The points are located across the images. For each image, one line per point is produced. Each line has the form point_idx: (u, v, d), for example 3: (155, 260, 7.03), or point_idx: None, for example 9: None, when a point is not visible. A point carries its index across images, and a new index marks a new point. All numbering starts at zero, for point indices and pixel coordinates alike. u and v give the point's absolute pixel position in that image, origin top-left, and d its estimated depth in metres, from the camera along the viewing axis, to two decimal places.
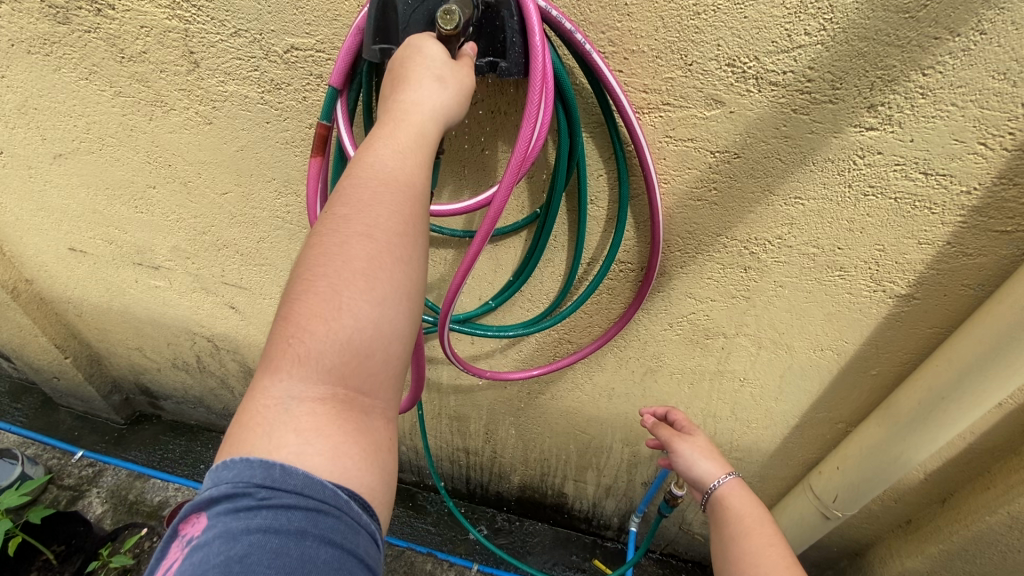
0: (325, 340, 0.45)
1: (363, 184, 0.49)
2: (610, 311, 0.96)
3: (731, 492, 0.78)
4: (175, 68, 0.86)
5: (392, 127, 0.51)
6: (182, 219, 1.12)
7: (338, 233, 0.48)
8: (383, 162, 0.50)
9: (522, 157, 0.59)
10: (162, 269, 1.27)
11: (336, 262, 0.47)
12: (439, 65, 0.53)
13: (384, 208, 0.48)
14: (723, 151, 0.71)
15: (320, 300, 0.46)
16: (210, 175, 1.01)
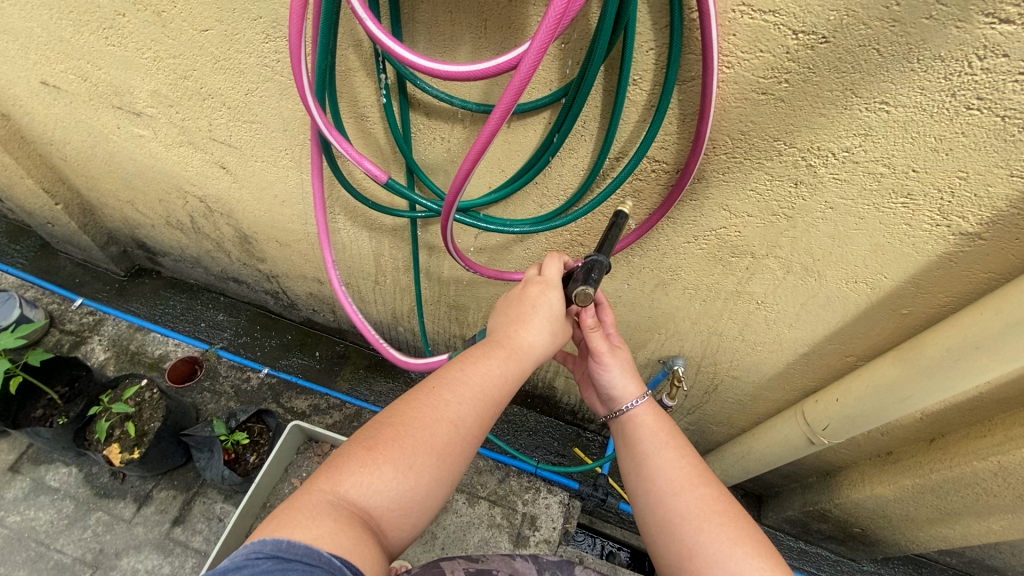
0: (402, 478, 0.60)
1: (471, 383, 0.67)
2: (631, 216, 0.88)
3: (639, 414, 0.79)
4: None
5: (507, 351, 0.70)
6: (159, 58, 0.98)
7: (443, 405, 0.65)
8: (486, 373, 0.68)
9: (564, 8, 0.46)
10: (145, 117, 1.15)
11: (428, 434, 0.62)
12: (555, 319, 0.74)
13: (472, 409, 0.67)
14: (809, 32, 0.57)
15: (415, 450, 0.62)
16: (186, 5, 0.85)
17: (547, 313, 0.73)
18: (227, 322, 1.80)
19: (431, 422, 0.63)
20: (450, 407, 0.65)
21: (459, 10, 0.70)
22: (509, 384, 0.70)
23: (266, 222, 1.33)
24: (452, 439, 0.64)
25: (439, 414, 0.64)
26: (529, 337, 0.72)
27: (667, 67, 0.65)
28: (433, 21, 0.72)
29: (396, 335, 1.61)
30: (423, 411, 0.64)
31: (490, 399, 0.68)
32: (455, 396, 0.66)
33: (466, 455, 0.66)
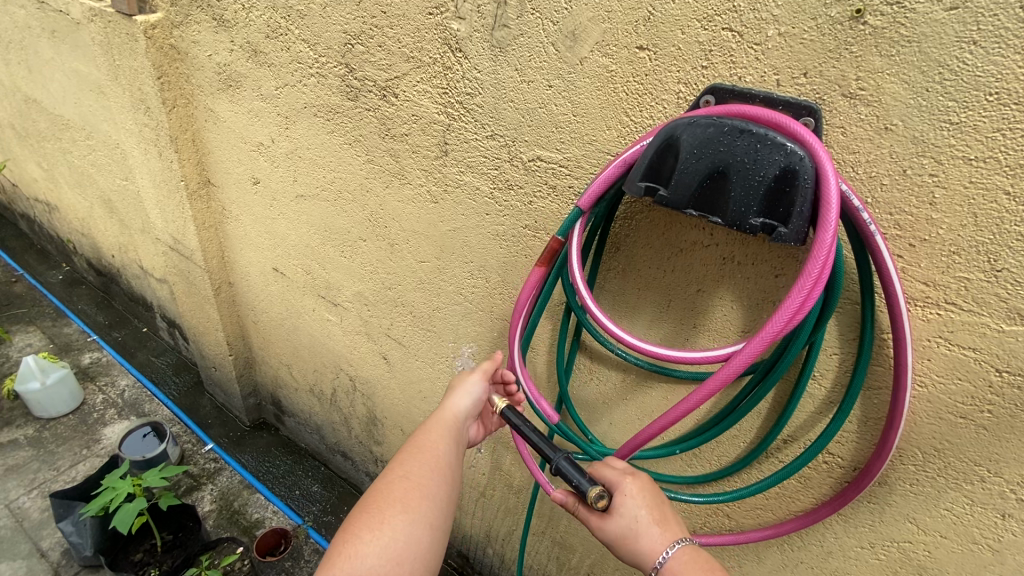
0: (378, 540, 0.63)
1: (409, 451, 0.75)
2: (793, 502, 0.83)
3: (676, 564, 0.63)
4: (426, 152, 0.96)
5: (431, 422, 0.80)
6: (375, 271, 1.21)
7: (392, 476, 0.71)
8: (422, 439, 0.77)
9: (778, 331, 0.55)
10: (339, 307, 1.38)
11: (384, 495, 0.68)
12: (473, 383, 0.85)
13: (418, 463, 0.73)
14: (1016, 374, 0.58)
15: (378, 516, 0.65)
16: (416, 244, 1.08)
17: (464, 384, 0.85)
18: (320, 494, 1.81)
19: (386, 488, 0.69)
20: (397, 473, 0.71)
21: (647, 289, 0.82)
22: (445, 437, 0.78)
23: (400, 412, 1.42)
24: (414, 490, 0.69)
25: (394, 481, 0.70)
26: (447, 405, 0.82)
27: (851, 373, 0.68)
28: (621, 292, 0.85)
29: (484, 555, 1.49)
30: (378, 485, 0.70)
31: (434, 447, 0.76)
32: (402, 465, 0.73)
33: (434, 499, 0.70)
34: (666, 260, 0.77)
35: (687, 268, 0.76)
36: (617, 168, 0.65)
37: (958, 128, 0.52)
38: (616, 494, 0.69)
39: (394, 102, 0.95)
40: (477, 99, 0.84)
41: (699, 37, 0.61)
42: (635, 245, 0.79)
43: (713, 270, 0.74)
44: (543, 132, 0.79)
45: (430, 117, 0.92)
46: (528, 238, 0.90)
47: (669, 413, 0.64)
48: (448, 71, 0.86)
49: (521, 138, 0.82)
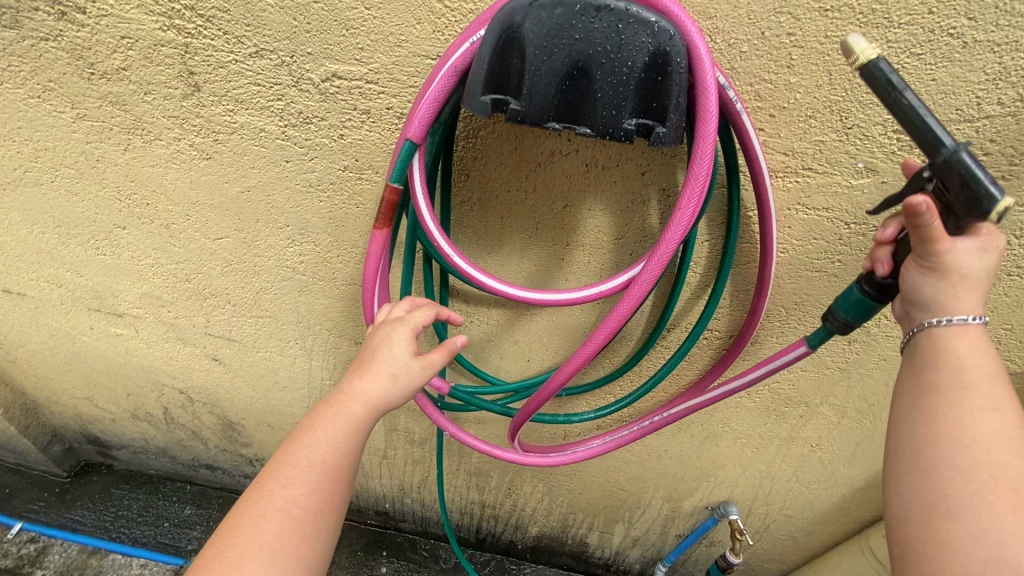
0: None
1: (294, 465, 0.50)
2: (682, 378, 0.87)
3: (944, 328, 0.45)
4: (166, 91, 0.66)
5: (332, 412, 0.52)
6: (158, 263, 0.91)
7: (262, 506, 0.48)
8: (317, 449, 0.51)
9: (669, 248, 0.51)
10: (127, 317, 1.05)
11: (250, 541, 0.47)
12: (398, 361, 0.55)
13: (304, 489, 0.49)
14: (861, 223, 0.62)
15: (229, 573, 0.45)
16: (202, 218, 0.81)
17: (389, 361, 0.55)
18: (196, 516, 1.55)
19: (253, 525, 0.47)
20: (275, 498, 0.49)
21: (509, 214, 0.71)
22: (351, 447, 0.52)
23: (261, 409, 1.21)
24: (289, 538, 0.47)
25: (261, 516, 0.48)
26: (357, 386, 0.53)
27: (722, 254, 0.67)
28: (481, 224, 0.73)
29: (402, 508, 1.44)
30: (245, 519, 0.48)
31: (326, 464, 0.51)
32: (281, 486, 0.49)
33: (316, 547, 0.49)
34: (524, 177, 0.66)
35: (549, 181, 0.66)
36: (447, 81, 0.49)
37: None
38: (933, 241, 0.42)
39: (81, 20, 0.62)
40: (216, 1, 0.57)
41: None
42: (486, 167, 0.66)
43: (576, 178, 0.65)
44: (330, 38, 0.58)
45: (150, 36, 0.62)
46: (352, 182, 0.71)
47: (576, 358, 0.62)
48: None
49: (302, 50, 0.59)
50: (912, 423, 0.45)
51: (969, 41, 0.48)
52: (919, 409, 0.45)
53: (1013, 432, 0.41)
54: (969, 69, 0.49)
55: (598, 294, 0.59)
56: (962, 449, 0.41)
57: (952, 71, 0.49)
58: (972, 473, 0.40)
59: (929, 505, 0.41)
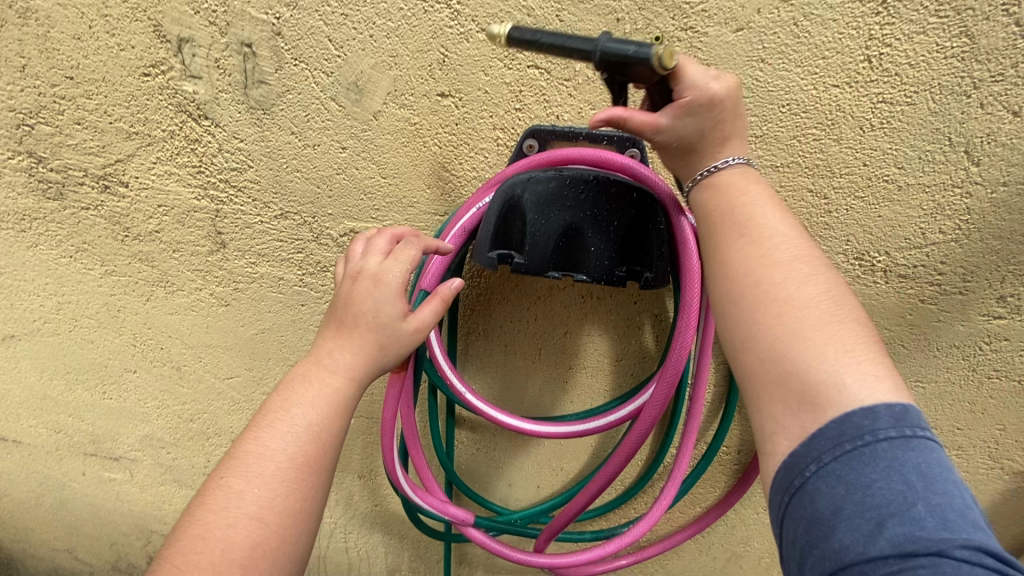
0: None
1: (264, 456, 0.45)
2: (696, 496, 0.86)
3: (725, 178, 0.46)
4: (194, 249, 0.72)
5: (309, 392, 0.48)
6: (163, 405, 0.91)
7: (226, 512, 0.42)
8: (288, 436, 0.46)
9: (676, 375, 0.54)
10: (123, 461, 1.02)
11: (215, 550, 0.40)
12: (379, 325, 0.50)
13: (277, 485, 0.43)
14: None
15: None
16: (214, 359, 0.83)
17: (369, 326, 0.50)
18: None
19: (215, 531, 0.41)
20: (240, 494, 0.43)
21: (513, 343, 0.74)
22: (332, 425, 0.47)
23: None
24: (257, 536, 0.41)
25: (230, 491, 0.43)
26: (336, 358, 0.49)
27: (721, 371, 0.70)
28: (486, 353, 0.76)
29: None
30: (208, 525, 0.42)
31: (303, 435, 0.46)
32: (257, 457, 0.45)
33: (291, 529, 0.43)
34: (526, 309, 0.71)
35: (550, 312, 0.71)
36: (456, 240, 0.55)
37: (764, 141, 0.55)
38: (644, 134, 0.46)
39: (123, 193, 0.70)
40: (248, 175, 0.65)
41: (505, 78, 0.55)
42: (490, 302, 0.71)
43: (575, 309, 0.70)
44: (348, 201, 0.65)
45: (185, 204, 0.69)
46: None
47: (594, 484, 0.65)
48: (194, 145, 0.64)
49: (323, 212, 0.66)
50: (718, 280, 0.43)
51: (904, 185, 0.56)
52: (720, 265, 0.43)
53: (809, 311, 0.39)
54: (909, 207, 0.57)
55: (606, 424, 0.65)
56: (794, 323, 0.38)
57: (894, 209, 0.57)
58: (814, 385, 0.36)
59: (783, 398, 0.37)
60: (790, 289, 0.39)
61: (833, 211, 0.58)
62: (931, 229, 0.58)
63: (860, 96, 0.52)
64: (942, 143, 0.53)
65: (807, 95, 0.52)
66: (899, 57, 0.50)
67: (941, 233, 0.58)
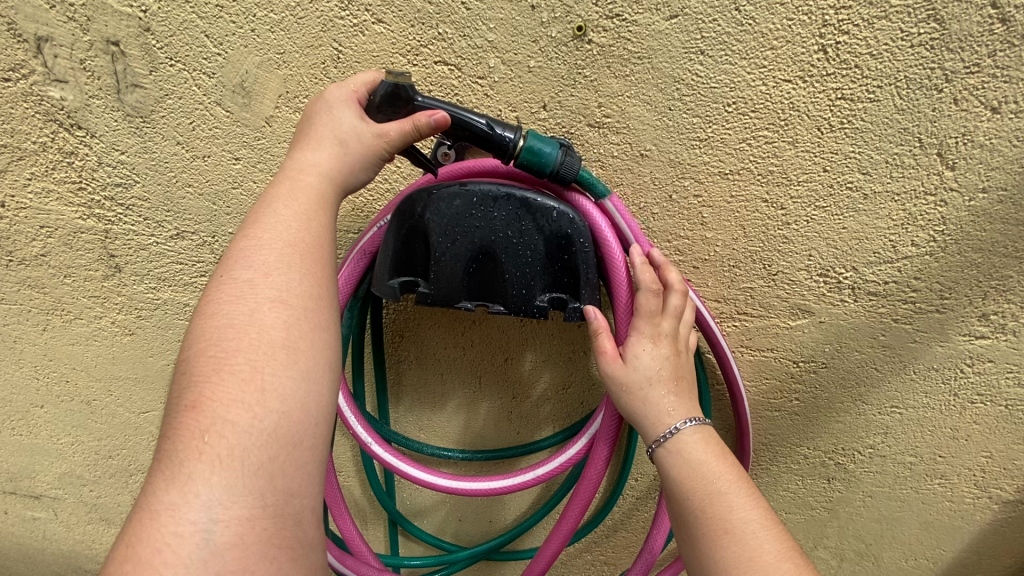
0: (241, 434, 0.30)
1: (263, 244, 0.36)
2: None
3: (689, 444, 0.40)
4: (87, 274, 0.65)
5: (282, 189, 0.38)
6: (79, 440, 0.83)
7: (233, 305, 0.34)
8: (285, 216, 0.37)
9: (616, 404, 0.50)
10: (45, 500, 0.94)
11: (217, 351, 0.32)
12: (341, 121, 0.41)
13: (287, 263, 0.36)
14: (809, 360, 0.59)
15: (217, 383, 0.31)
16: (126, 392, 0.75)
17: (327, 121, 0.41)
18: None
19: (216, 329, 0.33)
20: (233, 293, 0.34)
21: (448, 370, 0.67)
22: (326, 214, 0.39)
23: None
24: (273, 323, 0.33)
25: (233, 277, 0.35)
26: (302, 161, 0.40)
27: None
28: (422, 382, 0.68)
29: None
30: (206, 328, 0.33)
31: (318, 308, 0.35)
32: (238, 339, 0.32)
33: (323, 420, 0.34)
34: (460, 334, 0.64)
35: (485, 336, 0.63)
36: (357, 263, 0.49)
37: (708, 145, 0.48)
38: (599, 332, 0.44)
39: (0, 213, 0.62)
40: (136, 191, 0.58)
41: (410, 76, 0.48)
42: (420, 328, 0.64)
43: (513, 334, 0.63)
44: None
45: (70, 225, 0.61)
46: None
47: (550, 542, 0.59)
48: (71, 158, 0.57)
49: (223, 230, 0.59)
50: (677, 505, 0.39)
51: (870, 193, 0.49)
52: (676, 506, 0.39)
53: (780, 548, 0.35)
54: (876, 218, 0.50)
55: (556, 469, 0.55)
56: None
57: (860, 220, 0.50)
58: None
59: None
60: (741, 546, 0.35)
61: (792, 222, 0.51)
62: (903, 241, 0.51)
63: (815, 92, 0.45)
64: (912, 145, 0.46)
65: (755, 91, 0.45)
66: (858, 46, 0.43)
67: (913, 246, 0.51)
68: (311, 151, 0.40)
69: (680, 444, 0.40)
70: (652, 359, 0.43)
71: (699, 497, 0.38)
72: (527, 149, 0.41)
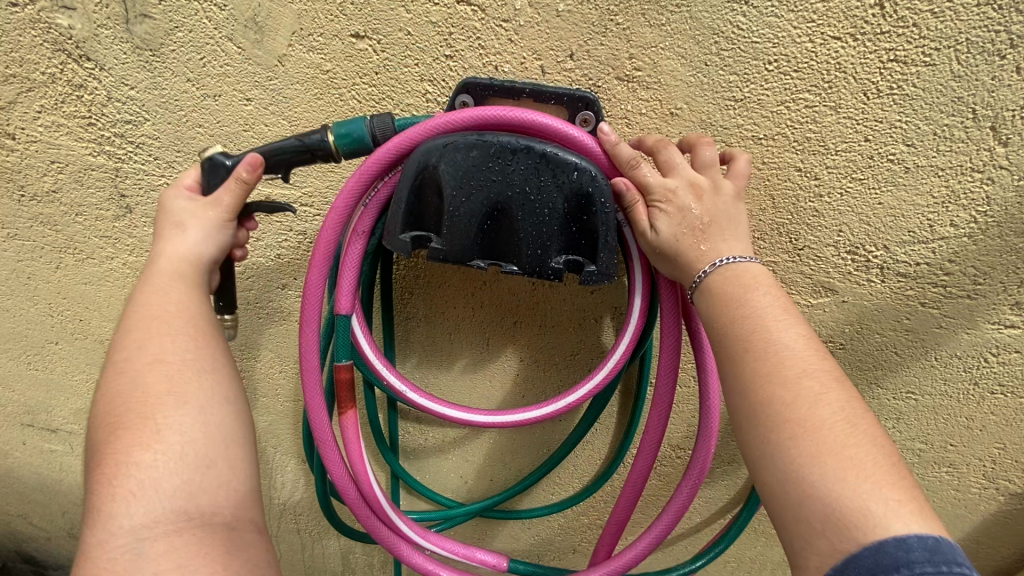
0: (140, 474, 0.33)
1: (135, 326, 0.40)
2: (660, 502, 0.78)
3: (726, 278, 0.39)
4: (97, 213, 0.64)
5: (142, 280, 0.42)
6: (92, 378, 0.85)
7: (115, 384, 0.38)
8: (155, 296, 0.41)
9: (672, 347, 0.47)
10: (61, 433, 0.97)
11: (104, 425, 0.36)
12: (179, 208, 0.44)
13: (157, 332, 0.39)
14: (827, 341, 0.57)
15: (108, 447, 0.35)
16: None
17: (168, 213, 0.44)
18: None
19: (107, 407, 0.37)
20: (117, 372, 0.38)
21: (456, 331, 0.66)
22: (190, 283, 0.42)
23: None
24: (150, 380, 0.37)
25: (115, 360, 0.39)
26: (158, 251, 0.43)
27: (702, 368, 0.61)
28: (429, 340, 0.68)
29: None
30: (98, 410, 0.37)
31: (194, 346, 0.40)
32: (126, 404, 0.36)
33: (235, 441, 0.38)
34: (470, 295, 0.63)
35: (496, 298, 0.62)
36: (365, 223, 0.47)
37: (744, 106, 0.45)
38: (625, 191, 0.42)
39: (11, 146, 0.61)
40: (145, 129, 0.56)
41: (431, 16, 0.45)
42: (430, 286, 0.63)
43: (524, 297, 0.62)
44: None
45: (80, 161, 0.60)
46: (292, 301, 0.67)
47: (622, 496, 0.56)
48: (80, 91, 0.55)
49: None
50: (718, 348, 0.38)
51: (912, 166, 0.46)
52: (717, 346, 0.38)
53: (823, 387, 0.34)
54: (915, 194, 0.47)
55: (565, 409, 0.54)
56: (784, 428, 0.33)
57: (897, 195, 0.47)
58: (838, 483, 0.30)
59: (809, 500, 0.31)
60: (784, 394, 0.34)
61: (824, 195, 0.48)
62: (941, 221, 0.48)
63: (865, 52, 0.41)
64: (964, 116, 0.43)
65: (799, 49, 0.42)
66: (918, 2, 0.39)
67: (952, 226, 0.48)
68: (163, 241, 0.43)
69: (711, 285, 0.39)
70: (678, 213, 0.40)
71: (738, 327, 0.37)
72: (337, 139, 0.42)
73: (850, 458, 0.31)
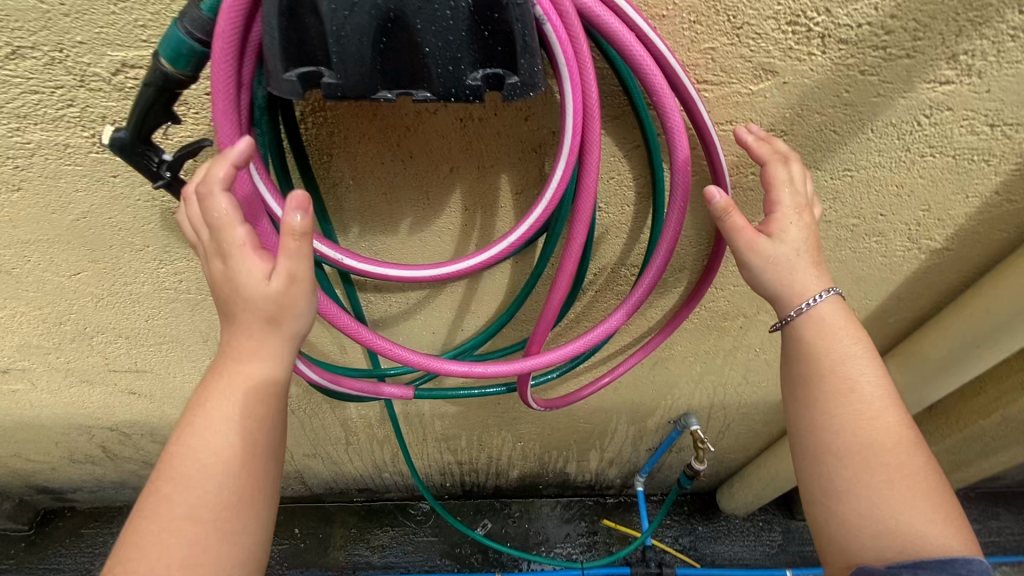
0: (171, 522, 0.42)
1: (219, 374, 0.45)
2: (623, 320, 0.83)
3: (827, 310, 0.51)
4: None
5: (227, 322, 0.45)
6: (18, 312, 0.79)
7: (192, 424, 0.45)
8: (235, 357, 0.45)
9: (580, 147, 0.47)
10: (15, 372, 0.93)
11: (183, 453, 0.44)
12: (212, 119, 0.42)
13: (228, 399, 0.45)
14: (769, 130, 0.56)
15: (173, 479, 0.43)
16: (45, 256, 0.69)
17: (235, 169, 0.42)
18: None
19: (185, 440, 0.44)
20: (199, 417, 0.45)
21: (391, 189, 0.62)
22: (258, 360, 0.45)
23: None
24: (223, 452, 0.44)
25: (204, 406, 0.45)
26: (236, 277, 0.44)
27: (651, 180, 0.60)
28: (364, 205, 0.64)
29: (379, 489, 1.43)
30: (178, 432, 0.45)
31: (246, 419, 0.45)
32: (192, 455, 0.44)
33: (253, 521, 0.45)
34: (395, 146, 0.57)
35: (425, 144, 0.57)
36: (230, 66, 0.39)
37: None
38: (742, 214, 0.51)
39: None
40: None
41: None
42: (348, 142, 0.56)
43: (455, 138, 0.57)
44: (100, 18, 0.45)
45: None
46: None
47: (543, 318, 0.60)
48: None
49: (71, 40, 0.47)
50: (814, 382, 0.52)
51: None
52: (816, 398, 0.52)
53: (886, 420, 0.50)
54: None
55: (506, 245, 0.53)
56: (873, 472, 0.48)
57: None
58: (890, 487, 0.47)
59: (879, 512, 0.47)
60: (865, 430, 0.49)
61: None
62: None
63: None
64: None
65: None
66: None
67: None
68: (228, 280, 0.44)
69: (820, 310, 0.51)
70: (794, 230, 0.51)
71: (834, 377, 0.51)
72: (172, 63, 0.40)
73: (929, 516, 0.47)
